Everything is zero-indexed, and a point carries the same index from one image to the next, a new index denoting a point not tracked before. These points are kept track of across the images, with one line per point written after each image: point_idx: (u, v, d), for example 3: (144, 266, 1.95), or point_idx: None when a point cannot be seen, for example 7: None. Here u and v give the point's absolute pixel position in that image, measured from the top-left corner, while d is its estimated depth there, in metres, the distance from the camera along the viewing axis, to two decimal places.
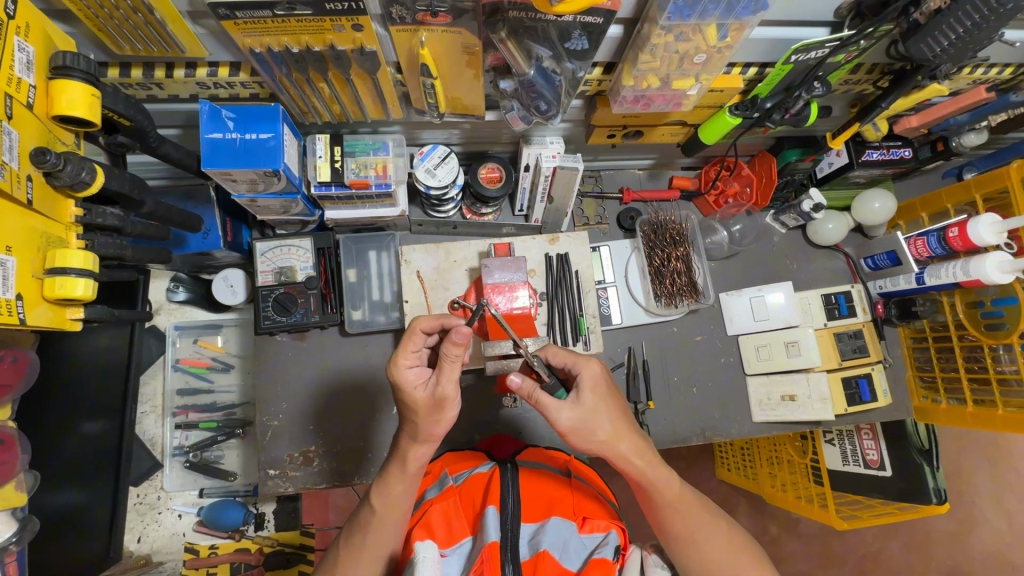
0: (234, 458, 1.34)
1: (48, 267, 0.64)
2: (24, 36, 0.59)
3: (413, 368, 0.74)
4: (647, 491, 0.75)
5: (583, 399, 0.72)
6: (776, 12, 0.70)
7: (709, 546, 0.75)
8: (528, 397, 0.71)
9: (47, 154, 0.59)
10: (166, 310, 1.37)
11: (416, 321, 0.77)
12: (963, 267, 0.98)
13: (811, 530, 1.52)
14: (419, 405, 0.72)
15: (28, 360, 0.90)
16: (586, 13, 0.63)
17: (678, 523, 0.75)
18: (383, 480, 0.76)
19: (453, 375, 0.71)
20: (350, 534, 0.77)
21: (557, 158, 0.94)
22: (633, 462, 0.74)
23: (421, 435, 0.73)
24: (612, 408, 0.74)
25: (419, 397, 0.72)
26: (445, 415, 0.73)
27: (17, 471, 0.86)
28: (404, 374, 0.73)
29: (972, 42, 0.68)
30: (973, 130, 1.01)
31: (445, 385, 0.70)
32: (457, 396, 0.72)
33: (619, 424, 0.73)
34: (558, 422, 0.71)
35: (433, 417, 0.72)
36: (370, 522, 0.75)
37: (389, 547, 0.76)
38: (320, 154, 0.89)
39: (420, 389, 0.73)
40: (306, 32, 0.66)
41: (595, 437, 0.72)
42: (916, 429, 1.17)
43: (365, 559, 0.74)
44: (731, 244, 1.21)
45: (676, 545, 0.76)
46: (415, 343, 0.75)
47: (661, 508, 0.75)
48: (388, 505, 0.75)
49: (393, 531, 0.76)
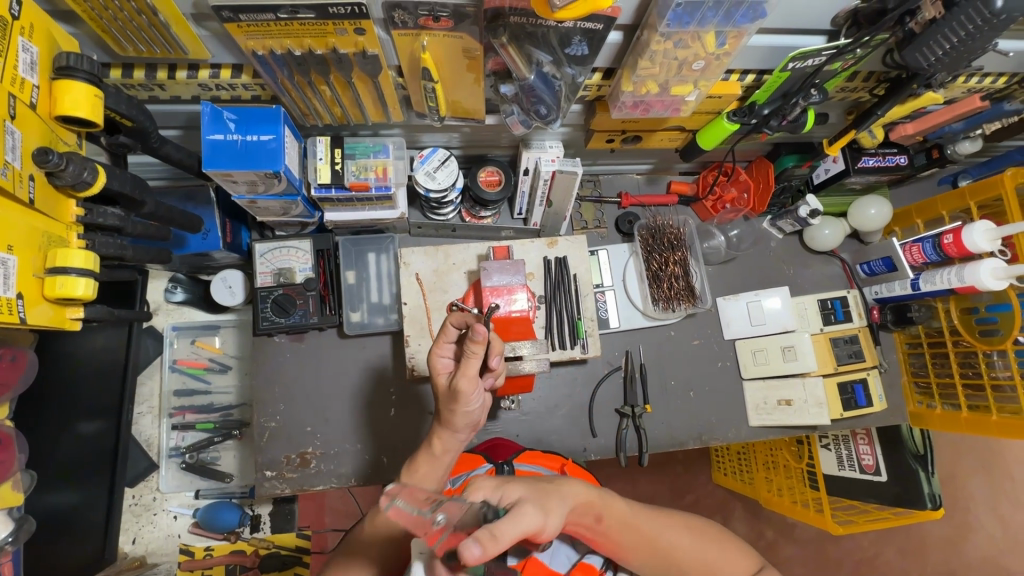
0: (231, 460, 1.34)
1: (49, 266, 0.64)
2: (29, 36, 0.60)
3: (445, 357, 0.76)
4: (601, 520, 0.71)
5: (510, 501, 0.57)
6: (774, 20, 0.71)
7: (674, 545, 0.76)
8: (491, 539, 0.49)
9: (50, 154, 0.60)
10: (164, 310, 1.37)
11: (449, 313, 0.75)
12: (957, 273, 0.99)
13: (806, 534, 1.53)
14: (439, 392, 0.74)
15: (27, 359, 0.90)
16: (586, 19, 0.64)
17: (640, 536, 0.74)
18: (411, 462, 0.77)
19: (467, 372, 0.69)
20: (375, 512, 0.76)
21: (556, 163, 0.94)
22: (582, 492, 0.70)
23: (444, 419, 0.74)
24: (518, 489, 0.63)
25: (439, 384, 0.74)
26: (461, 407, 0.71)
27: (14, 470, 0.86)
28: (436, 360, 0.76)
29: (967, 52, 0.69)
30: (968, 137, 1.03)
31: (457, 380, 0.69)
32: (472, 394, 0.70)
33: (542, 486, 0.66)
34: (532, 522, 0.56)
35: (448, 407, 0.72)
36: (399, 495, 0.75)
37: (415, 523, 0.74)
38: (320, 156, 0.89)
39: (444, 377, 0.75)
40: (308, 35, 0.67)
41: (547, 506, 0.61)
42: (911, 434, 1.19)
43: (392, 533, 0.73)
44: (729, 249, 1.21)
45: (650, 558, 0.74)
46: (446, 335, 0.75)
47: (625, 530, 0.73)
48: (419, 482, 0.74)
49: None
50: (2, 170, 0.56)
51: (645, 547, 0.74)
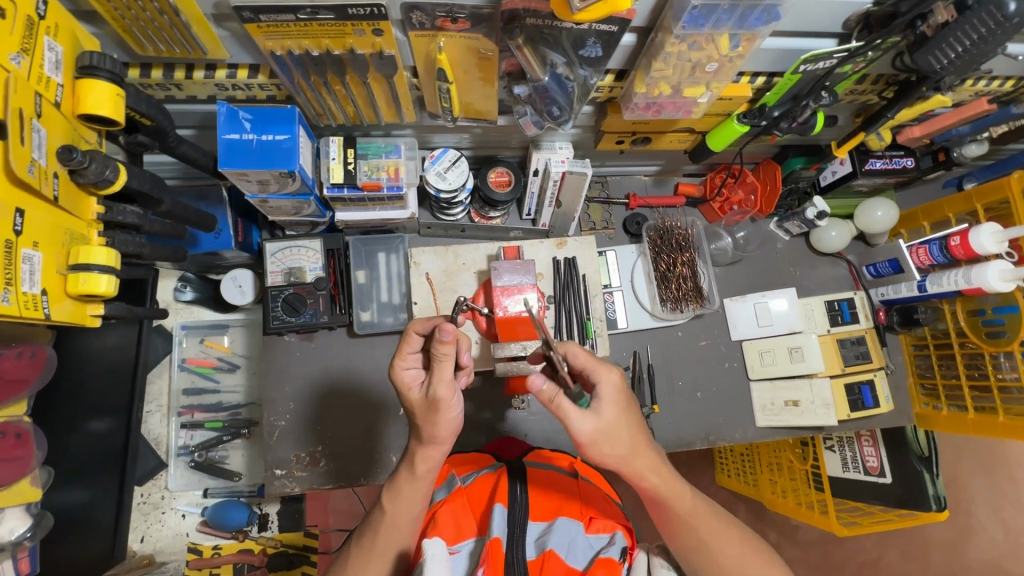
0: (239, 458, 1.34)
1: (72, 263, 0.65)
2: (54, 36, 0.60)
3: (411, 368, 0.75)
4: (661, 506, 0.75)
5: (604, 411, 0.69)
6: (787, 24, 0.72)
7: (723, 554, 0.75)
8: (549, 402, 0.68)
9: (74, 151, 0.60)
10: (173, 309, 1.37)
11: (411, 322, 0.76)
12: (964, 275, 1.00)
13: (810, 537, 1.53)
14: (415, 406, 0.73)
15: (45, 356, 0.91)
16: (602, 21, 0.65)
17: (691, 534, 0.75)
18: (392, 485, 0.76)
19: (444, 377, 0.70)
20: (358, 539, 0.77)
21: (566, 164, 0.95)
22: (650, 481, 0.73)
23: (425, 436, 0.72)
24: (633, 423, 0.71)
25: (413, 398, 0.73)
26: (443, 416, 0.70)
27: (32, 467, 0.87)
28: (400, 374, 0.75)
29: (979, 55, 0.69)
30: (974, 141, 1.03)
31: (436, 388, 0.69)
32: (452, 399, 0.70)
33: (638, 441, 0.71)
34: (578, 433, 0.68)
35: (429, 419, 0.71)
36: (379, 526, 0.75)
37: (400, 543, 0.75)
38: (333, 156, 0.90)
39: (415, 390, 0.74)
40: (326, 36, 0.67)
41: (613, 451, 0.69)
42: (916, 436, 1.18)
43: (375, 561, 0.74)
44: (736, 250, 1.21)
45: (692, 553, 0.76)
46: (411, 345, 0.75)
47: (676, 524, 0.75)
48: (398, 511, 0.74)
49: (402, 535, 0.75)
50: (30, 168, 0.57)
51: (693, 544, 0.75)
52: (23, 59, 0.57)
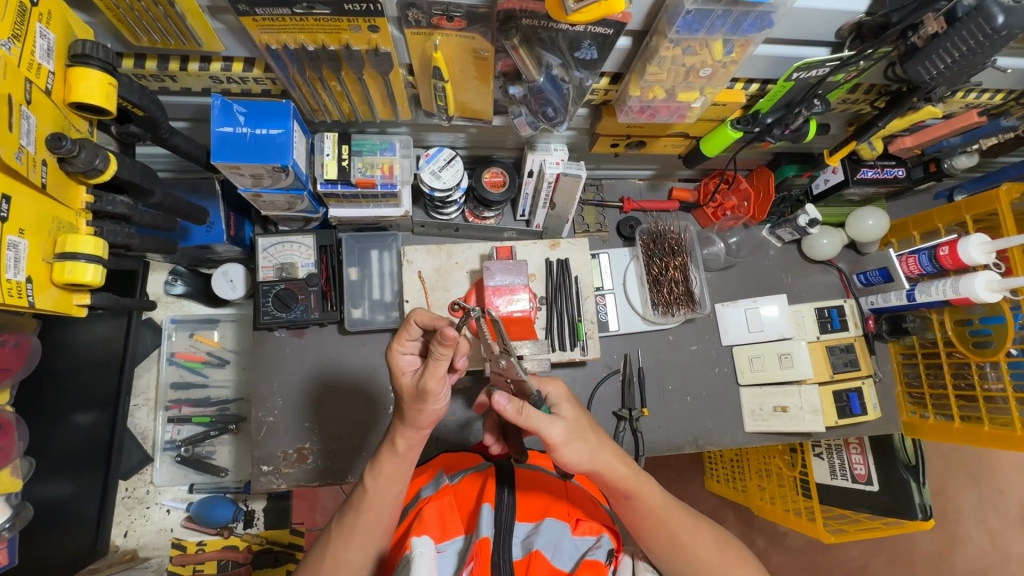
0: (226, 454, 1.33)
1: (58, 251, 0.65)
2: (46, 23, 0.61)
3: (409, 354, 0.76)
4: (629, 500, 0.74)
5: (565, 413, 0.71)
6: (779, 32, 0.73)
7: (694, 547, 0.74)
8: (517, 414, 0.66)
9: (64, 140, 0.60)
10: (163, 301, 1.36)
11: (414, 312, 0.76)
12: (952, 284, 1.01)
13: (797, 543, 1.50)
14: (406, 391, 0.72)
15: (30, 345, 0.91)
16: (597, 23, 0.65)
17: (661, 531, 0.74)
18: (374, 465, 0.75)
19: (436, 372, 0.68)
20: (340, 523, 0.74)
21: (561, 165, 0.94)
22: (617, 471, 0.71)
23: (407, 419, 0.71)
24: (590, 422, 0.73)
25: (404, 383, 0.73)
26: (429, 407, 0.70)
27: (14, 456, 0.87)
28: (399, 358, 0.76)
29: (967, 67, 0.70)
30: (965, 153, 1.05)
31: (426, 380, 0.68)
32: (440, 392, 0.70)
33: (602, 436, 0.72)
34: (551, 436, 0.67)
35: (416, 407, 0.70)
36: (360, 506, 0.73)
37: (382, 524, 0.73)
38: (328, 152, 0.89)
39: (408, 376, 0.74)
40: (322, 31, 0.67)
41: (585, 451, 0.69)
42: (903, 444, 1.19)
43: (355, 543, 0.72)
44: (728, 257, 1.23)
45: (670, 554, 0.74)
46: (410, 333, 0.75)
47: (645, 518, 0.74)
48: (382, 492, 0.73)
49: (382, 517, 0.73)
50: (17, 155, 0.57)
51: (665, 546, 0.74)
52: (13, 45, 0.57)
